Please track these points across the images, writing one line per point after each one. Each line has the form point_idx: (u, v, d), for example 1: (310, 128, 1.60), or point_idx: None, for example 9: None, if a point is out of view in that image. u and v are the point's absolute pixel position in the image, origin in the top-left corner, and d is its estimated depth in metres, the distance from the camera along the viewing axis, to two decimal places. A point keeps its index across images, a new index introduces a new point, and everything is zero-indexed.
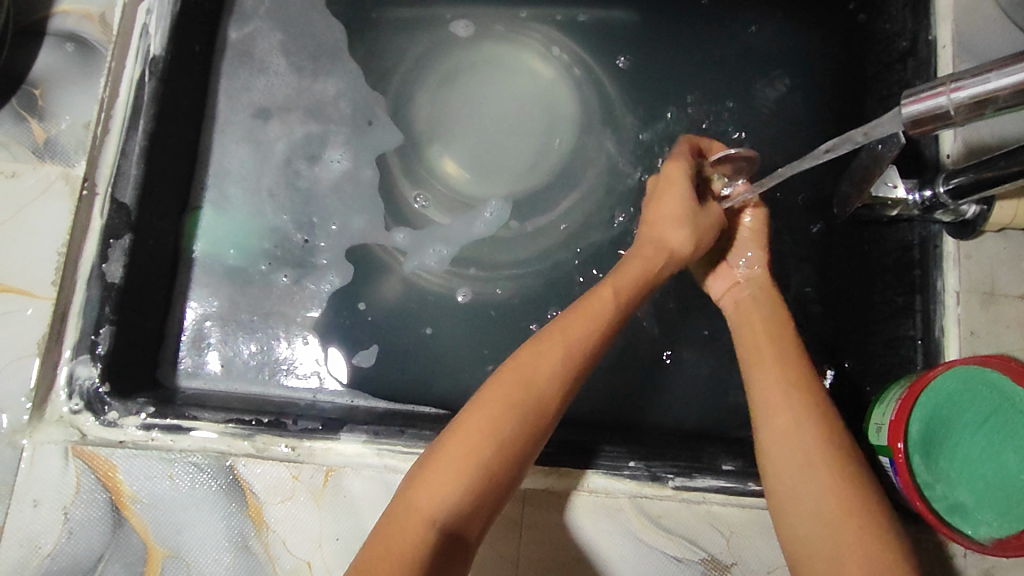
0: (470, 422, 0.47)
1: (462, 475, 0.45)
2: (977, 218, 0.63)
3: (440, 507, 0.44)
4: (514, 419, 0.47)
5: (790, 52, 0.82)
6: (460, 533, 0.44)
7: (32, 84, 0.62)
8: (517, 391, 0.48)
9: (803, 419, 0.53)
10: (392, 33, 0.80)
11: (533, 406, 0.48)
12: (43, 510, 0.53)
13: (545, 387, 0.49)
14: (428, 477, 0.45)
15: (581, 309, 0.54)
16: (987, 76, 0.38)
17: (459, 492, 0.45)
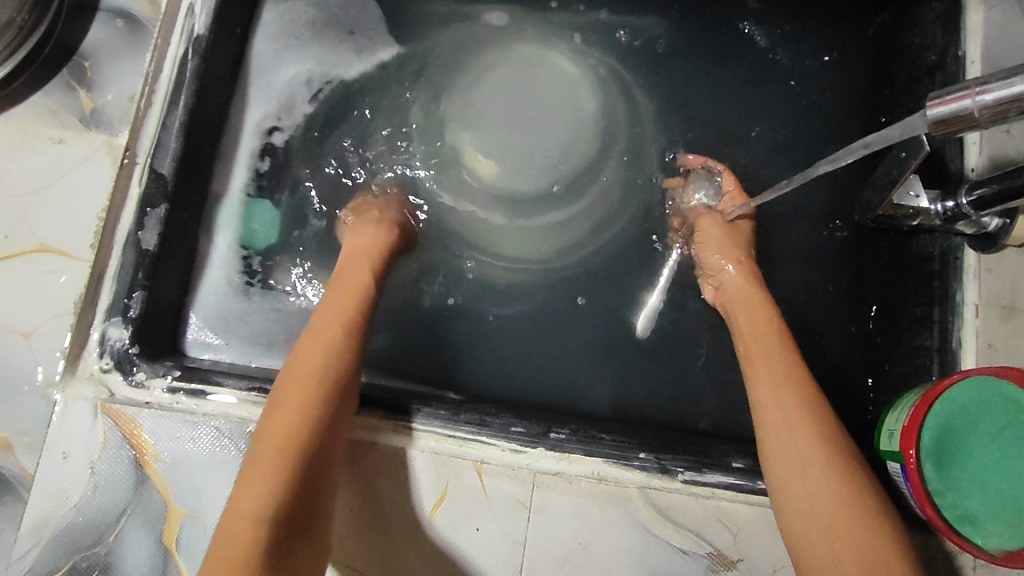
0: (277, 406, 0.52)
1: (281, 456, 0.49)
2: (1000, 231, 0.63)
3: (273, 486, 0.48)
4: (309, 398, 0.53)
5: (818, 61, 0.83)
6: (294, 526, 0.47)
7: (82, 55, 0.64)
8: (301, 390, 0.53)
9: (794, 418, 0.57)
10: (428, 25, 0.82)
11: (323, 386, 0.54)
12: (71, 463, 0.54)
13: (329, 367, 0.55)
14: (244, 478, 0.48)
15: (338, 297, 0.61)
16: (1012, 80, 0.39)
17: (282, 469, 0.49)
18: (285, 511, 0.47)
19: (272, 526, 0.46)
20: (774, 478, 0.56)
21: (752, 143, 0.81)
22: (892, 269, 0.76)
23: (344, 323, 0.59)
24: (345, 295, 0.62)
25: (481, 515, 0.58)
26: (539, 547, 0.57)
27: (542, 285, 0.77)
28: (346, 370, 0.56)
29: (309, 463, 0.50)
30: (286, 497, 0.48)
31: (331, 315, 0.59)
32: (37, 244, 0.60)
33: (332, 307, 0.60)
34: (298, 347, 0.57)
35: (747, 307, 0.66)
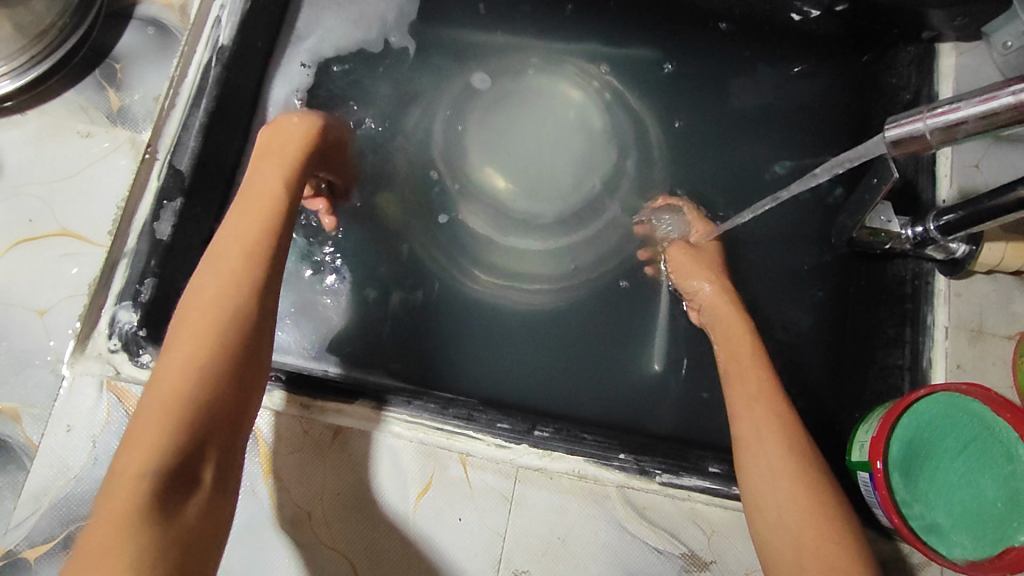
0: (178, 340, 0.47)
1: (167, 402, 0.43)
2: (966, 257, 0.67)
3: (167, 425, 0.42)
4: (213, 330, 0.47)
5: (806, 94, 0.88)
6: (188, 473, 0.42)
7: (113, 58, 0.69)
8: (197, 326, 0.47)
9: (767, 429, 0.60)
10: (439, 49, 0.87)
11: (228, 317, 0.48)
12: (74, 436, 0.57)
13: (236, 296, 0.49)
14: (135, 430, 0.43)
15: (253, 217, 0.55)
16: (958, 105, 0.44)
17: (175, 409, 0.43)
18: (179, 455, 0.42)
19: (158, 475, 0.40)
20: (747, 493, 0.58)
21: (741, 170, 0.86)
22: (867, 292, 0.79)
23: (260, 249, 0.53)
24: (258, 215, 0.55)
25: (464, 505, 0.60)
26: (517, 539, 0.59)
27: (536, 295, 0.81)
28: (246, 300, 0.49)
29: (212, 401, 0.45)
30: (172, 446, 0.42)
31: (242, 237, 0.53)
32: (58, 229, 0.63)
33: (245, 229, 0.54)
34: (203, 273, 0.51)
35: (723, 325, 0.70)
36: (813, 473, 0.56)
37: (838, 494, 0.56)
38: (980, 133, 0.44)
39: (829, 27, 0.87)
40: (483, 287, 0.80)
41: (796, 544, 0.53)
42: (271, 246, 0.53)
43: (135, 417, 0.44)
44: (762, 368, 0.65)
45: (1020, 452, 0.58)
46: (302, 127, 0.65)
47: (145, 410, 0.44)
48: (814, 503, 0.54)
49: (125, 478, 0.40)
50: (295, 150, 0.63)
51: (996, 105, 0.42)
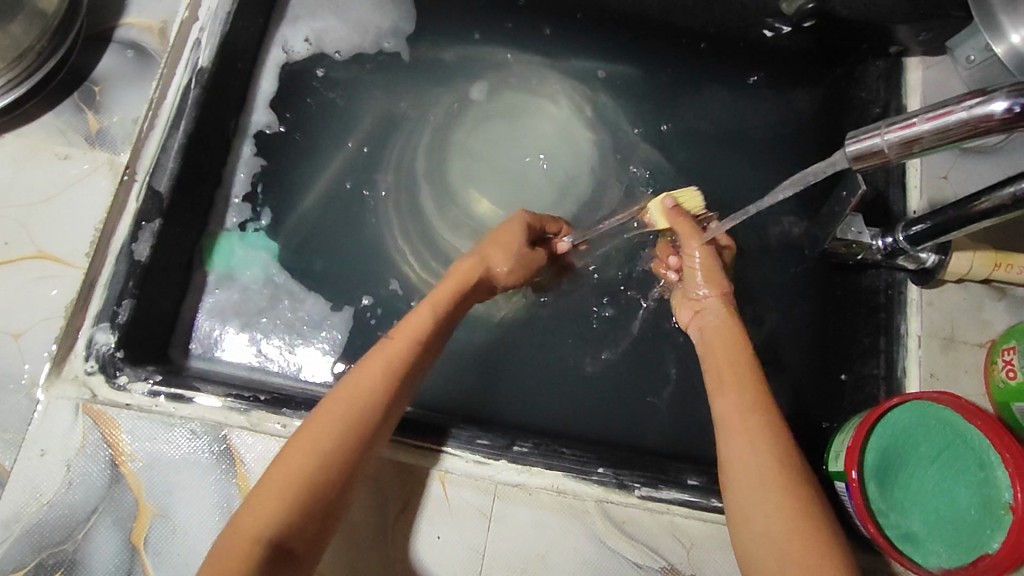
0: (308, 432, 0.52)
1: (292, 481, 0.49)
2: (937, 266, 0.68)
3: (276, 512, 0.47)
4: (333, 433, 0.51)
5: (781, 109, 0.90)
6: (282, 552, 0.47)
7: (92, 81, 0.70)
8: (341, 411, 0.53)
9: (752, 444, 0.59)
10: (418, 67, 0.88)
11: (350, 424, 0.52)
12: (49, 460, 0.57)
13: (366, 405, 0.54)
14: (258, 493, 0.49)
15: (404, 332, 0.59)
16: (913, 121, 0.45)
17: (285, 499, 0.48)
18: (278, 542, 0.47)
19: (264, 547, 0.46)
20: (733, 504, 0.58)
21: (717, 184, 0.87)
22: (843, 303, 0.80)
23: (396, 364, 0.57)
24: (410, 331, 0.59)
25: (444, 523, 0.60)
26: (498, 557, 0.59)
27: (518, 311, 0.81)
28: (385, 400, 0.55)
29: (315, 500, 0.49)
30: (281, 527, 0.47)
31: (403, 336, 0.59)
32: (35, 251, 0.63)
33: (393, 342, 0.58)
34: (355, 370, 0.56)
35: (713, 335, 0.70)
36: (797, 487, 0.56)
37: (822, 505, 0.56)
38: (934, 148, 0.46)
39: (800, 43, 0.87)
40: None
41: (777, 559, 0.53)
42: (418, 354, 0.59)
43: (264, 476, 0.51)
44: (752, 381, 0.64)
45: (991, 458, 0.58)
46: (467, 270, 0.66)
47: (269, 479, 0.49)
48: (799, 517, 0.54)
49: (232, 544, 0.46)
50: (448, 287, 0.64)
51: (951, 120, 0.44)
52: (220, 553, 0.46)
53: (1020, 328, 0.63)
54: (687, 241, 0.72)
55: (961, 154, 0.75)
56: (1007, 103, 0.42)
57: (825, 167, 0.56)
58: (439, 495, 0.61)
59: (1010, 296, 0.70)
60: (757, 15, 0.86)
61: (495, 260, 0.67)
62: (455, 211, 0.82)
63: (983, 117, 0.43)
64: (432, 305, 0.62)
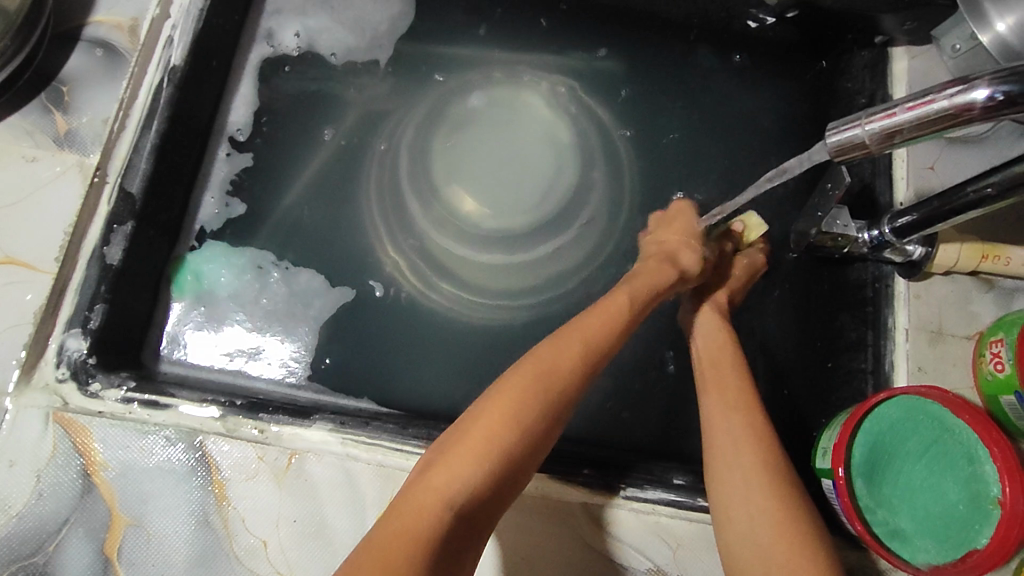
0: (512, 397, 0.52)
1: (488, 448, 0.50)
2: (924, 259, 0.67)
3: (471, 476, 0.48)
4: (536, 404, 0.52)
5: (767, 99, 0.89)
6: (471, 517, 0.48)
7: (61, 81, 0.68)
8: (539, 382, 0.53)
9: (742, 444, 0.59)
10: (399, 62, 0.87)
11: (554, 399, 0.53)
12: (18, 470, 0.55)
13: (564, 383, 0.54)
14: (453, 452, 0.50)
15: (598, 311, 0.60)
16: (895, 110, 0.44)
17: (484, 462, 0.49)
18: (467, 506, 0.48)
19: (455, 513, 0.47)
20: (718, 503, 0.57)
21: (704, 177, 0.86)
22: (831, 297, 0.79)
23: (596, 344, 0.58)
24: (603, 311, 0.60)
25: None
26: (481, 560, 0.58)
27: (502, 311, 0.80)
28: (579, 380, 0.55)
29: (508, 468, 0.50)
30: (471, 494, 0.48)
31: (601, 314, 0.60)
32: (2, 256, 0.62)
33: (591, 321, 0.59)
34: (554, 341, 0.57)
35: (703, 330, 0.70)
36: (787, 487, 0.55)
37: (808, 503, 0.55)
38: (917, 137, 0.45)
39: (784, 34, 0.87)
40: (448, 304, 0.80)
41: (765, 560, 0.52)
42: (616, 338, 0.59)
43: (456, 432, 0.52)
44: (739, 382, 0.64)
45: (980, 454, 0.58)
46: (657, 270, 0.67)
47: (464, 440, 0.51)
48: (786, 519, 0.53)
49: (424, 500, 0.47)
50: (642, 281, 0.65)
51: (933, 109, 0.43)
52: (409, 507, 0.47)
53: (1010, 320, 0.62)
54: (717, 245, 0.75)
55: (949, 144, 0.74)
56: (988, 91, 0.41)
57: (808, 158, 0.55)
58: None
59: (999, 288, 0.69)
60: (741, 6, 0.85)
61: (682, 257, 0.69)
62: (439, 210, 0.83)
63: (965, 106, 0.42)
64: (633, 293, 0.63)
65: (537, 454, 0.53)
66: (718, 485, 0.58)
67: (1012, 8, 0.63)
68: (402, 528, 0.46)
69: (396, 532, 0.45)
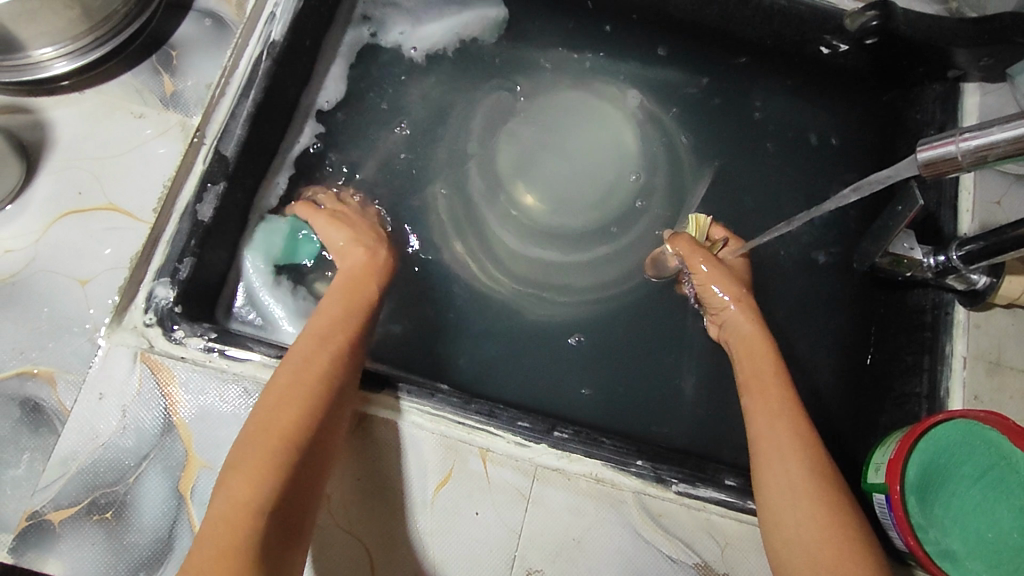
0: (277, 402, 0.54)
1: (271, 458, 0.50)
2: (987, 289, 0.68)
3: (267, 481, 0.49)
4: (303, 405, 0.54)
5: (832, 124, 0.91)
6: (281, 521, 0.49)
7: (170, 46, 0.72)
8: (299, 384, 0.55)
9: (792, 447, 0.59)
10: (476, 59, 0.90)
11: (321, 395, 0.55)
12: (105, 403, 0.58)
13: (325, 378, 0.56)
14: (233, 473, 0.50)
15: (346, 301, 0.64)
16: (991, 129, 0.46)
17: (269, 471, 0.50)
18: (276, 508, 0.49)
19: (264, 518, 0.47)
20: (763, 504, 0.58)
21: (765, 195, 0.87)
22: (886, 321, 0.80)
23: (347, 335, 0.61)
24: (352, 305, 0.64)
25: (479, 499, 0.60)
26: (532, 538, 0.59)
27: (557, 304, 0.82)
28: (342, 372, 0.58)
29: (299, 469, 0.51)
30: (271, 500, 0.49)
31: (337, 309, 0.63)
32: (105, 203, 0.65)
33: (327, 318, 0.62)
34: (301, 342, 0.59)
35: (746, 342, 0.69)
36: (835, 496, 0.56)
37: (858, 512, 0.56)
38: (1010, 157, 0.46)
39: (856, 61, 0.87)
40: (506, 294, 0.82)
41: (812, 563, 0.53)
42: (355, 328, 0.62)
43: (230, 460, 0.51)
44: (782, 389, 0.64)
45: None
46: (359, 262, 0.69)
47: (243, 458, 0.50)
48: (839, 526, 0.54)
49: (230, 517, 0.47)
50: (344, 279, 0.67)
51: None
52: (215, 534, 0.46)
53: None
54: (688, 257, 0.74)
55: (1015, 181, 0.76)
56: None
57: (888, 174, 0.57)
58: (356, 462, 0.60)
59: None
60: (816, 31, 0.85)
61: (382, 247, 0.72)
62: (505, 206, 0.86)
63: None
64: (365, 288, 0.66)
65: (325, 449, 0.54)
66: (766, 487, 0.58)
67: None
68: (219, 550, 0.45)
69: (213, 559, 0.45)
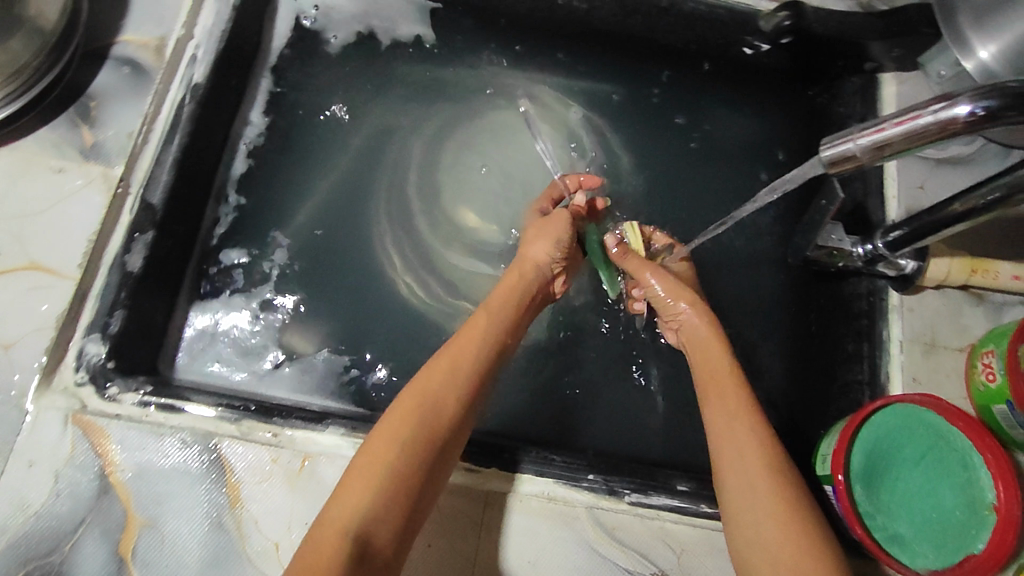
0: (388, 424, 0.54)
1: (375, 478, 0.51)
2: (917, 272, 0.70)
3: (367, 501, 0.50)
4: (413, 431, 0.54)
5: (764, 122, 0.93)
6: (375, 544, 0.48)
7: (88, 97, 0.70)
8: (412, 407, 0.55)
9: (750, 443, 0.60)
10: (409, 84, 0.89)
11: (433, 423, 0.55)
12: (36, 471, 0.57)
13: (443, 407, 0.56)
14: (343, 491, 0.51)
15: (468, 328, 0.63)
16: (883, 125, 0.47)
17: (375, 491, 0.50)
18: (371, 528, 0.49)
19: (354, 539, 0.47)
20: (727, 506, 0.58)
21: (703, 198, 0.89)
22: (826, 311, 0.81)
23: (464, 363, 0.60)
24: (471, 329, 0.63)
25: (434, 530, 0.60)
26: (490, 564, 0.59)
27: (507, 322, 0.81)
28: (458, 401, 0.57)
29: (401, 495, 0.51)
30: (372, 521, 0.49)
31: (468, 331, 0.63)
32: (27, 262, 0.63)
33: (460, 344, 0.62)
34: (426, 369, 0.59)
35: (704, 349, 0.69)
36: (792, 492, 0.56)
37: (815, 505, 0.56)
38: (904, 151, 0.47)
39: (778, 60, 0.90)
40: (454, 316, 0.80)
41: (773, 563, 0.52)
42: (490, 358, 0.62)
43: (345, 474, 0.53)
44: (741, 387, 0.65)
45: (976, 460, 0.60)
46: (522, 279, 0.69)
47: (353, 475, 0.51)
48: (797, 522, 0.54)
49: (327, 533, 0.48)
50: (502, 295, 0.67)
51: (919, 123, 0.45)
52: (314, 547, 0.47)
53: (998, 333, 0.66)
54: (638, 272, 0.74)
55: (936, 165, 0.78)
56: (970, 105, 0.44)
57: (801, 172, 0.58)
58: (473, 522, 0.60)
59: (988, 302, 0.73)
60: (737, 33, 0.87)
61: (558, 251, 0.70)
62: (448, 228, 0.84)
63: (949, 120, 0.45)
64: (493, 309, 0.66)
65: (432, 478, 0.54)
66: (727, 495, 0.58)
67: (994, 37, 0.68)
68: (309, 563, 0.46)
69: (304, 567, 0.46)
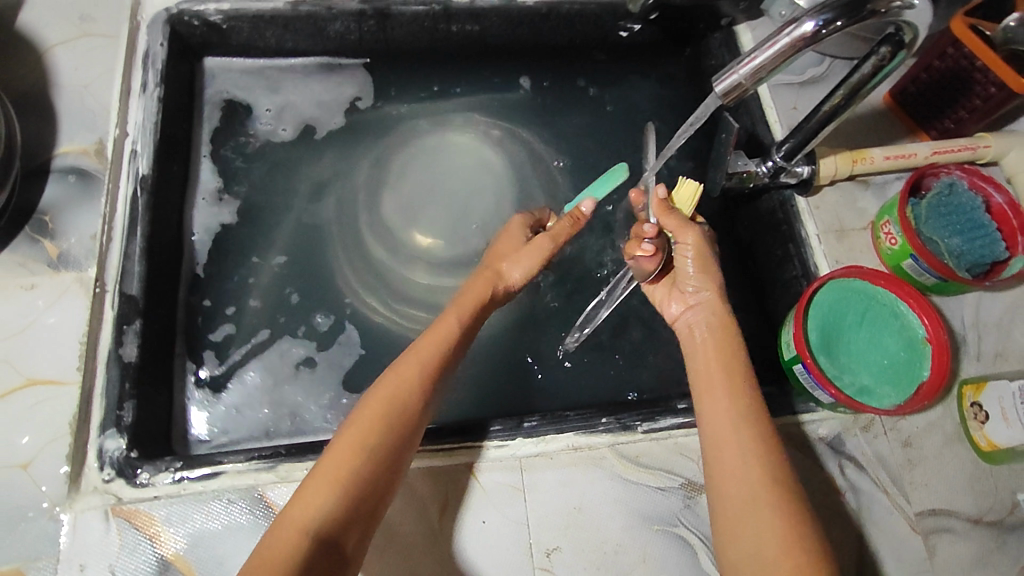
0: (356, 426, 0.57)
1: (340, 478, 0.54)
2: (811, 175, 0.82)
3: (330, 501, 0.53)
4: (381, 431, 0.57)
5: (656, 89, 1.05)
6: (336, 541, 0.52)
7: (42, 212, 0.72)
8: (380, 409, 0.58)
9: (751, 461, 0.56)
10: (338, 131, 0.95)
11: (397, 423, 0.58)
12: (89, 571, 0.58)
13: (408, 406, 0.59)
14: (307, 488, 0.54)
15: (432, 332, 0.66)
16: (755, 54, 0.58)
17: (337, 490, 0.54)
18: (327, 531, 0.52)
19: (315, 537, 0.51)
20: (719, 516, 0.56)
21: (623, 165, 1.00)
22: (752, 229, 0.92)
23: (430, 366, 0.63)
24: (438, 331, 0.66)
25: (482, 508, 0.65)
26: (537, 520, 0.65)
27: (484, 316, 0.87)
28: (419, 400, 0.61)
29: (362, 493, 0.55)
30: (331, 519, 0.52)
31: (437, 332, 0.66)
32: (25, 380, 0.64)
33: (425, 344, 0.65)
34: (393, 369, 0.62)
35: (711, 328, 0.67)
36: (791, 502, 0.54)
37: (818, 527, 0.53)
38: (776, 69, 0.58)
39: (649, 35, 1.01)
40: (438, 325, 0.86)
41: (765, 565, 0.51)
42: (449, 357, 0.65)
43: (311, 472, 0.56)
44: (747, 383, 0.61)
45: (903, 307, 0.72)
46: (482, 288, 0.72)
47: (318, 473, 0.55)
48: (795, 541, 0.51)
49: (287, 532, 0.51)
50: (471, 298, 0.70)
51: (781, 44, 0.57)
52: (274, 543, 0.51)
53: (889, 205, 0.79)
54: (679, 230, 0.69)
55: (801, 87, 0.93)
56: (813, 22, 0.56)
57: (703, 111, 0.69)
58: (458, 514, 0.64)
59: (873, 184, 0.87)
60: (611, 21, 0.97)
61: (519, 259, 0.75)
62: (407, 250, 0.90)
63: (800, 36, 0.56)
64: (460, 315, 0.68)
65: (392, 476, 0.57)
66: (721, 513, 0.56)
67: None
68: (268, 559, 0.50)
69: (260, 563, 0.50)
